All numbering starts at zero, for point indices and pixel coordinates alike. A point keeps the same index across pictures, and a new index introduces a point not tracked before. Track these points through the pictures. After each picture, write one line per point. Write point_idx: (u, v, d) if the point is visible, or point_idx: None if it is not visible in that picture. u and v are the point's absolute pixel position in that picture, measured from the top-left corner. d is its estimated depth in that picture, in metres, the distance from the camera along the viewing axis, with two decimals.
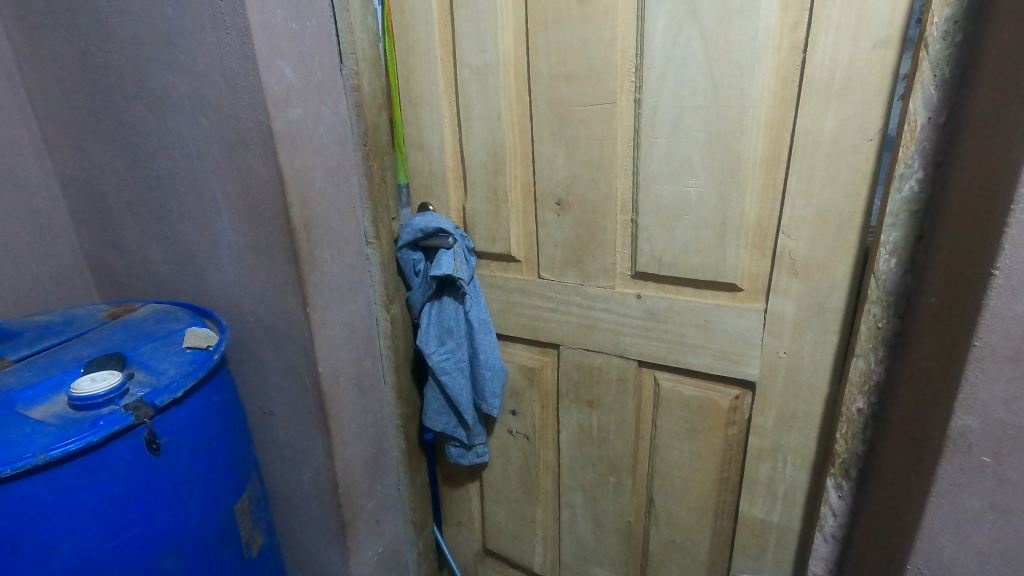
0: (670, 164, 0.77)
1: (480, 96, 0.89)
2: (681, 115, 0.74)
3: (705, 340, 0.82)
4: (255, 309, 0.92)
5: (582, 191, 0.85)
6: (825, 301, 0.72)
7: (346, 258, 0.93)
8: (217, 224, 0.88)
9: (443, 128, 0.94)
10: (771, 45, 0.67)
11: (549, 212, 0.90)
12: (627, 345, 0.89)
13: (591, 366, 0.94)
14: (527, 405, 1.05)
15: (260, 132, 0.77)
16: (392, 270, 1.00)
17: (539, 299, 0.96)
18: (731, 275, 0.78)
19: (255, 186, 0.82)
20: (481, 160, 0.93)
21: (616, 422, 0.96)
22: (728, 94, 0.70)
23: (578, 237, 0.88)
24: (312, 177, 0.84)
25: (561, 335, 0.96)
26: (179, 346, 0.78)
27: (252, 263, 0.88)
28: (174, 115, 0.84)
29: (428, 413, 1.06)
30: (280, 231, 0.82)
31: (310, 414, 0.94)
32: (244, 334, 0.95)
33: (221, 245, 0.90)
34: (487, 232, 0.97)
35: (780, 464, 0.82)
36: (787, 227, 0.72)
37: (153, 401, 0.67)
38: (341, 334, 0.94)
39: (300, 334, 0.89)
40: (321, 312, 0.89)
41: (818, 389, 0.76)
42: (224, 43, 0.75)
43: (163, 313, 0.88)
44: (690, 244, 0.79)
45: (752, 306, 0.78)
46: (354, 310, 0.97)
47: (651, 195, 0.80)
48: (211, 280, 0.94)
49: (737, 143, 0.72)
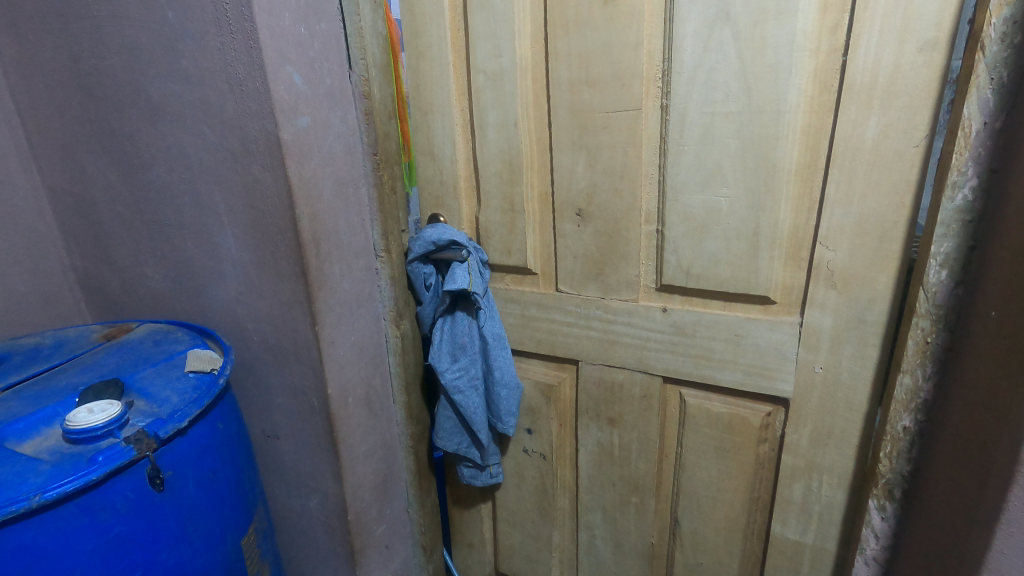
0: (699, 172, 0.74)
1: (495, 102, 0.85)
2: (712, 122, 0.71)
3: (735, 356, 0.79)
4: (260, 327, 0.87)
5: (604, 201, 0.82)
6: (864, 314, 0.69)
7: (356, 273, 0.89)
8: (220, 239, 0.84)
9: (455, 136, 0.91)
10: (808, 48, 0.64)
11: (569, 223, 0.86)
12: (652, 361, 0.86)
13: (612, 382, 0.91)
14: (544, 423, 1.01)
15: (267, 141, 0.73)
16: (402, 285, 0.96)
17: (557, 313, 0.92)
18: (764, 288, 0.74)
19: (261, 199, 0.77)
20: (496, 169, 0.89)
21: (639, 440, 0.92)
22: (762, 99, 0.67)
23: (599, 248, 0.85)
24: (320, 188, 0.80)
25: (581, 350, 0.92)
26: (181, 371, 0.73)
27: (258, 279, 0.84)
28: (174, 124, 0.79)
29: (440, 432, 1.02)
30: (287, 245, 0.78)
31: (318, 436, 0.90)
32: (247, 354, 0.90)
33: (224, 261, 0.85)
34: (501, 244, 0.93)
35: (814, 483, 0.79)
36: (825, 237, 0.68)
37: (157, 433, 0.62)
38: (349, 352, 0.90)
39: (308, 354, 0.85)
40: (329, 330, 0.85)
41: (856, 406, 0.73)
42: (229, 49, 0.71)
43: (162, 334, 0.83)
44: (720, 255, 0.76)
45: (786, 320, 0.74)
46: (363, 328, 0.92)
47: (679, 205, 0.76)
48: (212, 297, 0.89)
49: (771, 150, 0.69)
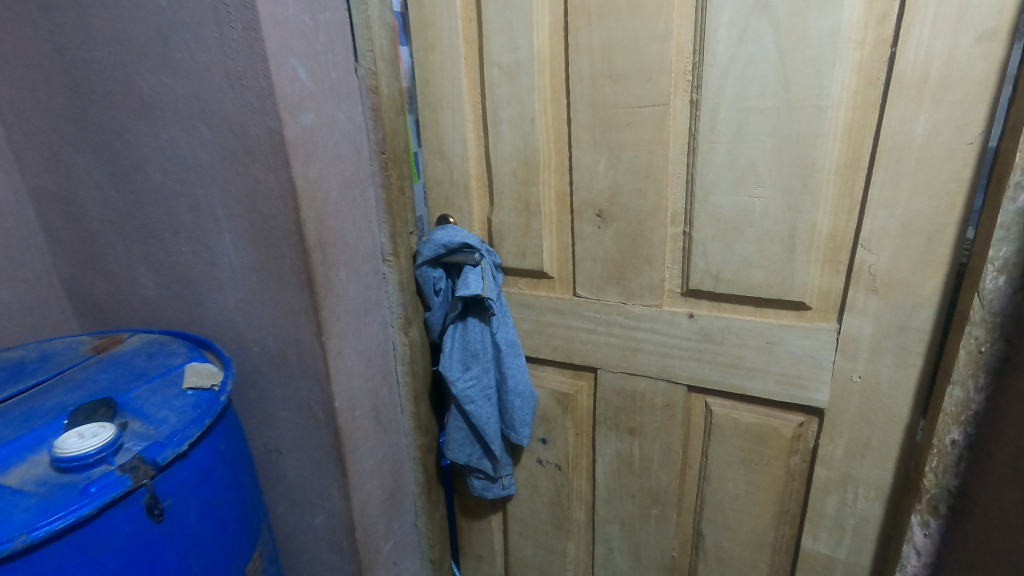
0: (732, 172, 0.69)
1: (510, 98, 0.80)
2: (746, 118, 0.67)
3: (765, 363, 0.75)
4: (262, 337, 0.82)
5: (626, 201, 0.78)
6: (908, 321, 0.66)
7: (363, 278, 0.84)
8: (219, 244, 0.78)
9: (467, 133, 0.86)
10: (854, 40, 0.60)
11: (588, 224, 0.82)
12: (676, 369, 0.82)
13: (633, 391, 0.87)
14: (559, 433, 0.97)
15: (270, 140, 0.68)
16: (411, 290, 0.92)
17: (575, 319, 0.88)
18: (799, 293, 0.71)
19: (263, 201, 0.72)
20: (511, 168, 0.84)
21: (660, 451, 0.88)
22: (802, 95, 0.63)
23: (621, 251, 0.81)
24: (326, 190, 0.75)
25: (600, 358, 0.88)
26: (179, 388, 0.68)
27: (260, 287, 0.79)
28: (168, 121, 0.74)
29: (450, 444, 0.98)
30: (291, 251, 0.73)
31: (324, 451, 0.85)
32: (247, 366, 0.85)
33: (222, 267, 0.80)
34: (516, 247, 0.89)
35: (849, 496, 0.76)
36: (867, 240, 0.65)
37: (154, 458, 0.57)
38: (357, 362, 0.85)
39: (314, 365, 0.80)
40: (336, 340, 0.80)
41: (896, 416, 0.70)
42: (228, 40, 0.65)
43: (156, 346, 0.78)
44: (752, 259, 0.72)
45: (822, 327, 0.71)
46: (370, 336, 0.88)
47: (709, 206, 0.72)
48: (210, 306, 0.83)
49: (810, 149, 0.65)
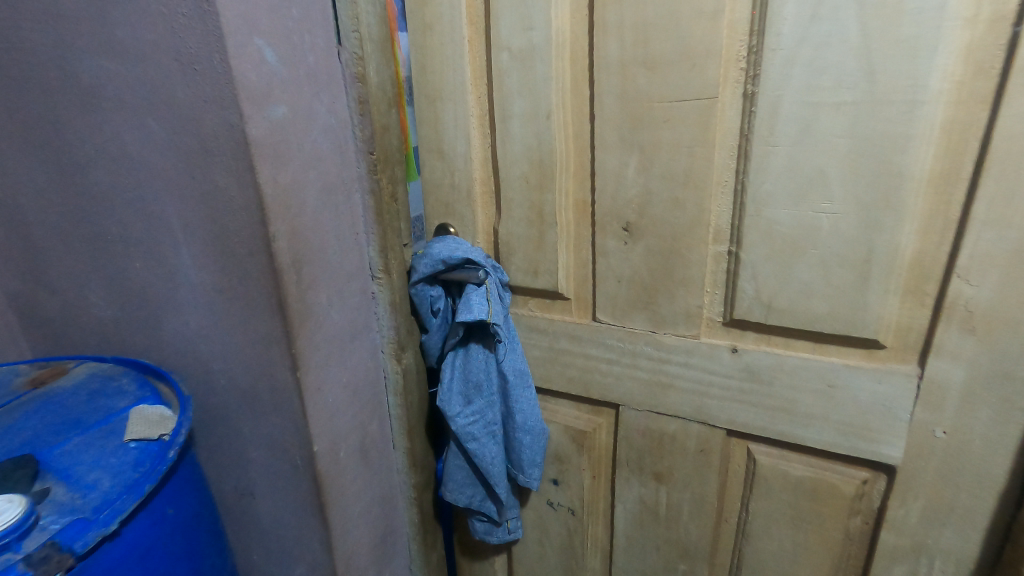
0: (794, 180, 0.57)
1: (522, 89, 0.68)
2: (816, 114, 0.54)
3: (824, 410, 0.63)
4: (229, 368, 0.70)
5: (660, 214, 0.66)
6: (1011, 368, 0.54)
7: (348, 299, 0.72)
8: (176, 260, 0.66)
9: (470, 130, 0.74)
10: (962, 18, 0.47)
11: (613, 240, 0.70)
12: (714, 410, 0.70)
13: (662, 432, 0.75)
14: (573, 473, 0.85)
15: (231, 138, 0.56)
16: (405, 310, 0.80)
17: (595, 348, 0.76)
18: (872, 329, 0.58)
19: (225, 211, 0.60)
20: (521, 172, 0.72)
21: (692, 501, 0.76)
22: (890, 86, 0.51)
23: (651, 272, 0.69)
24: (303, 198, 0.63)
25: (623, 393, 0.76)
26: (121, 439, 0.57)
27: (225, 311, 0.66)
28: (113, 114, 0.61)
29: (449, 484, 0.86)
30: (260, 271, 0.61)
31: (303, 499, 0.73)
32: (212, 400, 0.73)
33: (181, 287, 0.68)
34: (526, 263, 0.77)
35: (922, 568, 0.64)
36: (967, 267, 0.53)
37: (71, 546, 0.47)
38: (340, 397, 0.73)
39: (289, 403, 0.68)
40: (315, 374, 0.68)
41: (988, 479, 0.58)
42: (177, 14, 0.53)
43: (104, 380, 0.67)
44: (815, 286, 0.59)
45: (898, 370, 0.59)
46: (357, 365, 0.75)
47: (763, 221, 0.60)
48: (168, 331, 0.71)
49: (897, 154, 0.52)
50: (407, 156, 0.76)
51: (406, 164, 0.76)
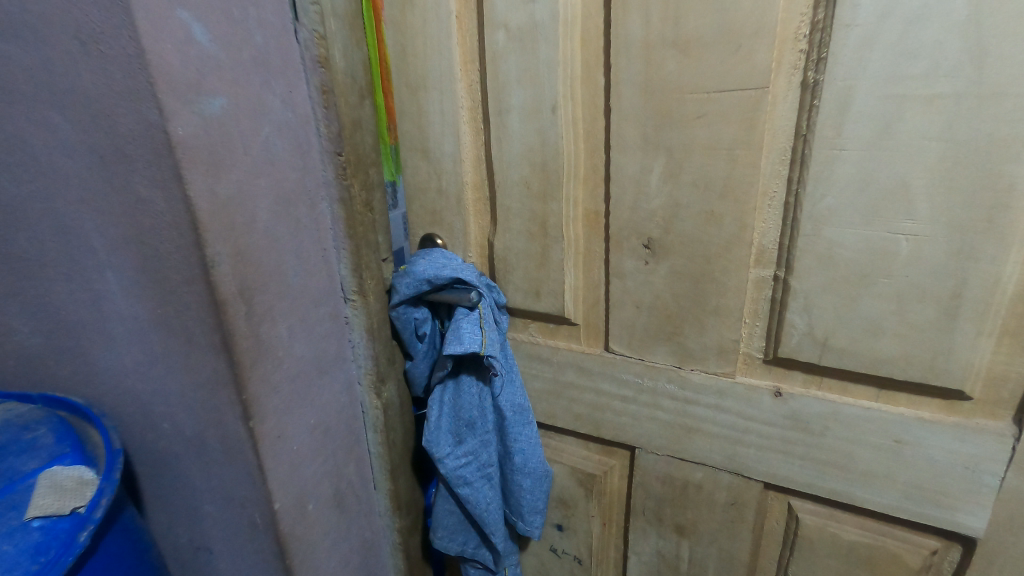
0: (866, 193, 0.45)
1: (522, 75, 0.56)
2: (900, 111, 0.42)
3: (889, 469, 0.52)
4: (172, 413, 0.58)
5: (690, 230, 0.54)
6: None
7: (314, 328, 0.61)
8: (101, 286, 0.54)
9: (460, 125, 0.62)
10: None
11: (630, 259, 0.58)
12: (750, 461, 0.59)
13: (685, 481, 0.64)
14: (581, 519, 0.74)
15: (151, 140, 0.44)
16: (384, 336, 0.68)
17: (608, 383, 0.65)
18: (955, 378, 0.47)
19: (152, 230, 0.48)
20: (521, 176, 0.60)
21: (720, 559, 0.66)
22: (1002, 75, 0.39)
23: (677, 298, 0.57)
24: (250, 212, 0.51)
25: (640, 435, 0.65)
26: (21, 516, 0.48)
27: (162, 347, 0.55)
28: (9, 107, 0.49)
29: (438, 531, 0.75)
30: (199, 303, 0.50)
31: (265, 563, 0.62)
32: (155, 448, 0.61)
33: (110, 318, 0.56)
34: (526, 283, 0.65)
35: None
36: None
37: None
38: (308, 443, 0.62)
39: (243, 457, 0.56)
40: (274, 420, 0.57)
41: None
42: None
43: (15, 423, 0.55)
44: (885, 323, 0.48)
45: (987, 427, 0.48)
46: (328, 404, 0.64)
47: (822, 243, 0.48)
48: (99, 367, 0.60)
49: (1006, 163, 0.41)
50: (388, 147, 0.64)
51: (387, 156, 0.64)
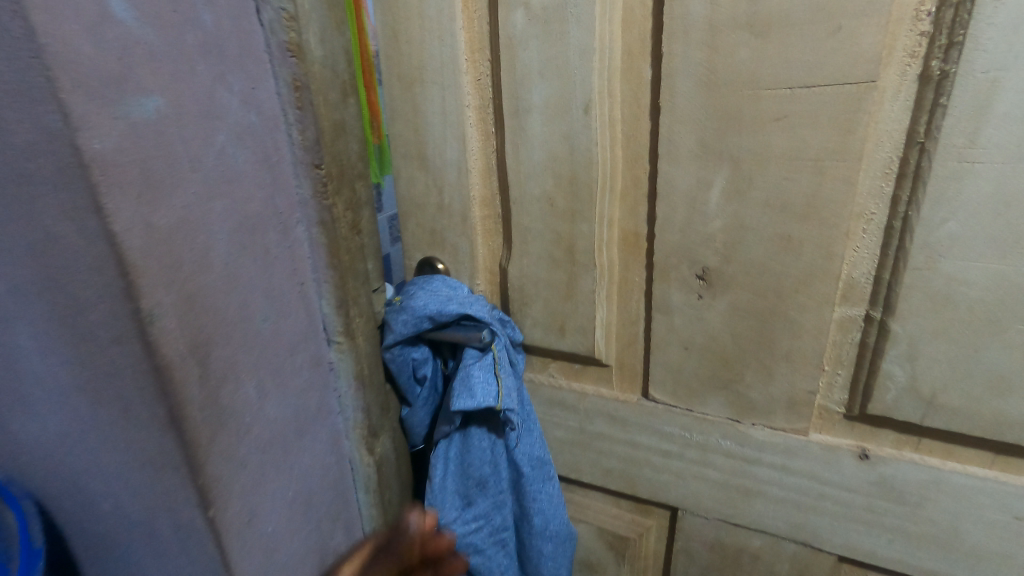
0: (1005, 217, 0.35)
1: (547, 66, 0.45)
2: None
3: (1004, 548, 0.43)
4: (111, 496, 0.46)
5: (760, 258, 0.43)
6: None
7: (290, 380, 0.49)
8: (10, 341, 0.42)
9: (466, 128, 0.50)
10: None
11: (680, 292, 0.48)
12: (824, 531, 0.49)
13: (740, 550, 0.54)
14: None
15: (55, 155, 0.32)
16: (377, 381, 0.58)
17: (647, 436, 0.54)
18: None
19: (69, 273, 0.36)
20: (544, 190, 0.49)
21: None
22: None
23: (739, 340, 0.47)
24: (201, 243, 0.39)
25: (686, 495, 0.55)
26: None
27: (93, 417, 0.43)
28: None
29: None
30: (136, 367, 0.38)
31: None
32: (96, 534, 0.49)
33: (25, 380, 0.44)
34: (548, 317, 0.54)
35: None
36: None
37: None
38: (286, 522, 0.50)
39: (200, 553, 0.44)
40: (241, 504, 0.45)
41: None
42: None
43: None
44: (1015, 376, 0.38)
45: None
46: (310, 469, 0.53)
47: (938, 279, 0.38)
48: (21, 435, 0.47)
49: None
50: (375, 149, 0.66)
51: (375, 157, 0.66)
